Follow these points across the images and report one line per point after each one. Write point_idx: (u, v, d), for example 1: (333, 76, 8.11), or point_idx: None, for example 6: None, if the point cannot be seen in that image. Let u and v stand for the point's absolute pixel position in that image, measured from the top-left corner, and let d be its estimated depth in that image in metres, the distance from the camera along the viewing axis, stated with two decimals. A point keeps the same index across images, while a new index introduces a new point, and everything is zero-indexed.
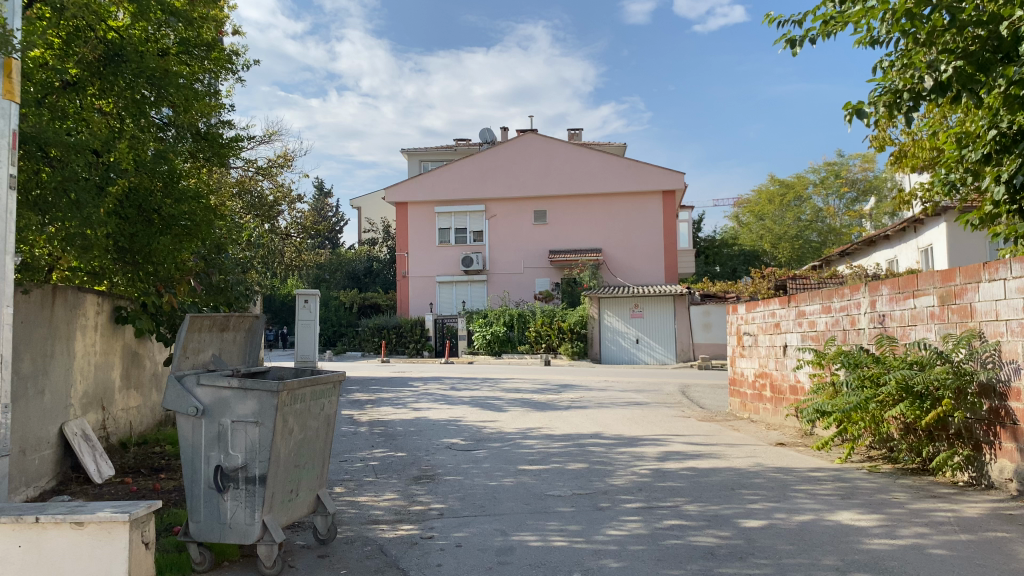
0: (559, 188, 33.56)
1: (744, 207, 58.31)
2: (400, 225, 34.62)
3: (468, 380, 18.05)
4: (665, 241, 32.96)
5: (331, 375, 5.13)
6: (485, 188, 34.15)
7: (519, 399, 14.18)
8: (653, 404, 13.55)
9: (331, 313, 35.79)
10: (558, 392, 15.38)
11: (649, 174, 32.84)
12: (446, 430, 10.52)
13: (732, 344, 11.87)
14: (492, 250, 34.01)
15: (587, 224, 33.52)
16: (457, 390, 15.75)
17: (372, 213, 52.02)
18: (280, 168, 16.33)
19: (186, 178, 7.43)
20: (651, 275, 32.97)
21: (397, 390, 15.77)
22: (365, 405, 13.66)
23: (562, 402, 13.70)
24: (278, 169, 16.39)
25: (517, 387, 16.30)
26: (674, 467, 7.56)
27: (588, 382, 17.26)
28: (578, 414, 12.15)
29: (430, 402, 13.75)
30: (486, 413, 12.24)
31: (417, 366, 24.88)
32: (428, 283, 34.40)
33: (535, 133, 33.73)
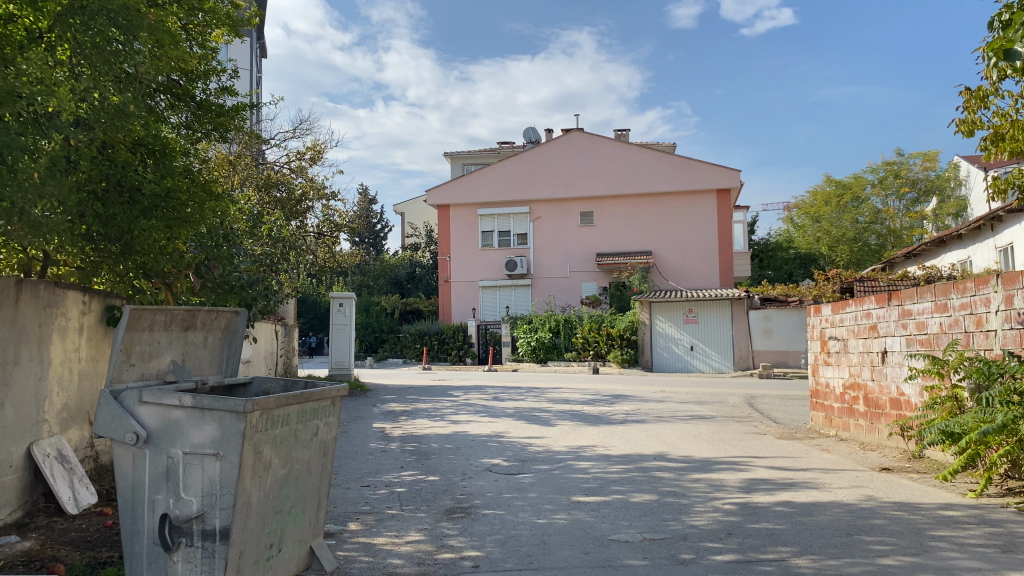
0: (607, 188, 32.10)
1: (799, 208, 56.06)
2: (443, 228, 33.58)
3: (513, 389, 16.75)
4: (719, 243, 31.26)
5: (328, 389, 3.86)
6: (529, 189, 32.87)
7: (569, 411, 12.82)
8: (720, 418, 12.08)
9: (373, 319, 34.92)
10: (611, 403, 13.99)
11: (702, 172, 31.17)
12: (487, 448, 9.23)
13: (814, 351, 10.41)
14: (537, 254, 32.71)
15: (636, 226, 32.00)
16: (500, 401, 14.45)
17: (415, 218, 51.14)
18: (309, 162, 15.24)
19: (179, 154, 6.35)
20: (705, 279, 31.30)
21: (436, 400, 14.54)
22: (399, 416, 12.45)
23: (617, 415, 12.30)
24: (308, 163, 15.31)
25: (566, 397, 14.95)
26: (765, 500, 6.12)
27: (643, 393, 15.83)
28: (637, 430, 10.74)
29: (469, 413, 12.50)
30: (532, 427, 10.94)
31: (460, 374, 23.74)
32: (471, 288, 33.26)
33: (581, 131, 32.39)
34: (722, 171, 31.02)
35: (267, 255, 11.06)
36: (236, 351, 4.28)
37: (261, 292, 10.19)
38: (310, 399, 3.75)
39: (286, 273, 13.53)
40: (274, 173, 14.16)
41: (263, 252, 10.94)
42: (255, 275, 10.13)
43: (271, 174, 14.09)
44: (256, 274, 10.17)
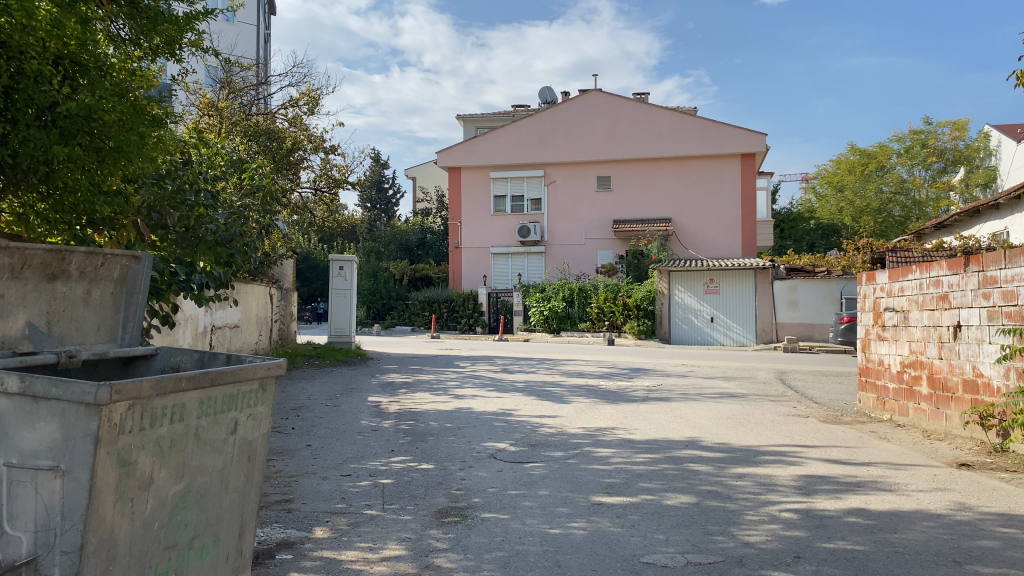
0: (626, 151, 30.65)
1: (821, 177, 54.32)
2: (453, 191, 32.35)
3: (524, 360, 15.65)
4: (742, 211, 29.87)
5: (252, 370, 2.68)
6: (544, 151, 31.45)
7: (585, 386, 11.68)
8: (752, 396, 10.90)
9: (380, 285, 33.80)
10: (630, 377, 12.85)
11: (725, 136, 29.66)
12: (492, 428, 8.10)
13: (866, 324, 9.21)
14: (551, 220, 31.42)
15: (656, 191, 30.62)
16: (509, 373, 13.33)
17: (426, 182, 49.88)
18: (304, 109, 13.96)
19: (117, 70, 5.15)
20: (727, 248, 30.01)
21: (440, 371, 13.44)
22: (397, 389, 11.36)
23: (637, 392, 11.15)
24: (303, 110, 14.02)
25: (580, 371, 13.82)
26: (832, 507, 4.94)
27: (663, 366, 14.68)
28: (662, 409, 9.57)
29: (474, 387, 11.38)
30: (543, 404, 9.81)
31: (468, 343, 22.67)
32: (482, 254, 32.07)
33: (601, 90, 30.86)
34: (747, 135, 29.49)
35: (245, 206, 9.84)
36: (134, 315, 3.36)
37: (238, 244, 9.03)
38: (222, 382, 2.56)
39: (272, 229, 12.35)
40: (265, 120, 12.89)
41: (236, 197, 9.71)
42: (232, 226, 8.97)
43: (261, 121, 12.82)
44: (232, 224, 8.98)
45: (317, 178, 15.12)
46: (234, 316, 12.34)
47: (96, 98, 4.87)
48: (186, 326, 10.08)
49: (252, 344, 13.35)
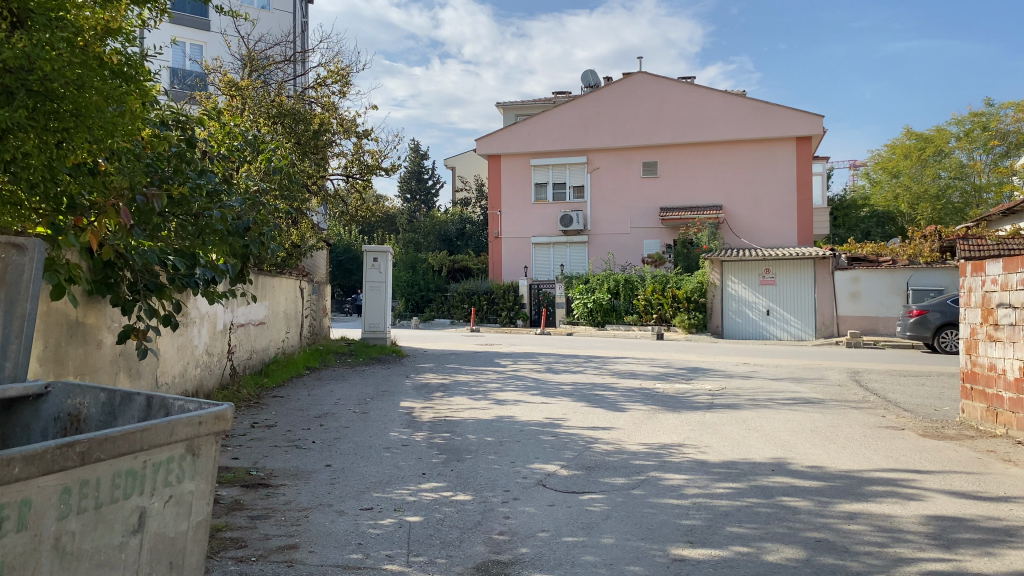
0: (673, 135, 29.26)
1: (875, 163, 52.21)
2: (493, 180, 31.36)
3: (570, 357, 14.59)
4: (798, 197, 28.34)
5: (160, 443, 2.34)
6: (587, 137, 30.21)
7: (640, 390, 10.55)
8: (831, 403, 9.66)
9: (419, 277, 32.91)
10: (689, 380, 11.69)
11: (779, 118, 28.13)
12: (540, 444, 7.02)
13: (973, 322, 7.92)
14: (594, 208, 30.21)
15: (705, 178, 29.21)
16: (555, 374, 12.25)
17: (466, 171, 48.82)
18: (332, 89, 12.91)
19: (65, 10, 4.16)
20: (781, 237, 28.52)
21: (480, 370, 12.42)
22: (433, 392, 10.35)
23: (699, 398, 9.99)
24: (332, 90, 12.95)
25: (633, 370, 12.69)
26: (989, 570, 3.76)
27: (722, 366, 13.48)
28: (731, 420, 8.42)
29: (517, 390, 10.34)
30: (596, 412, 8.72)
31: (509, 337, 21.65)
32: (523, 245, 31.01)
33: (646, 73, 29.55)
34: (803, 117, 27.93)
35: (262, 193, 8.88)
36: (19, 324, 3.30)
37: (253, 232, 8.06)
38: (102, 460, 2.17)
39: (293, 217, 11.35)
40: (291, 101, 11.87)
41: (251, 180, 8.77)
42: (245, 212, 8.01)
43: (286, 100, 11.86)
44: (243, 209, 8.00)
45: (346, 162, 14.09)
46: (258, 311, 11.43)
47: (35, 45, 3.90)
48: (201, 325, 9.15)
49: (280, 341, 12.45)
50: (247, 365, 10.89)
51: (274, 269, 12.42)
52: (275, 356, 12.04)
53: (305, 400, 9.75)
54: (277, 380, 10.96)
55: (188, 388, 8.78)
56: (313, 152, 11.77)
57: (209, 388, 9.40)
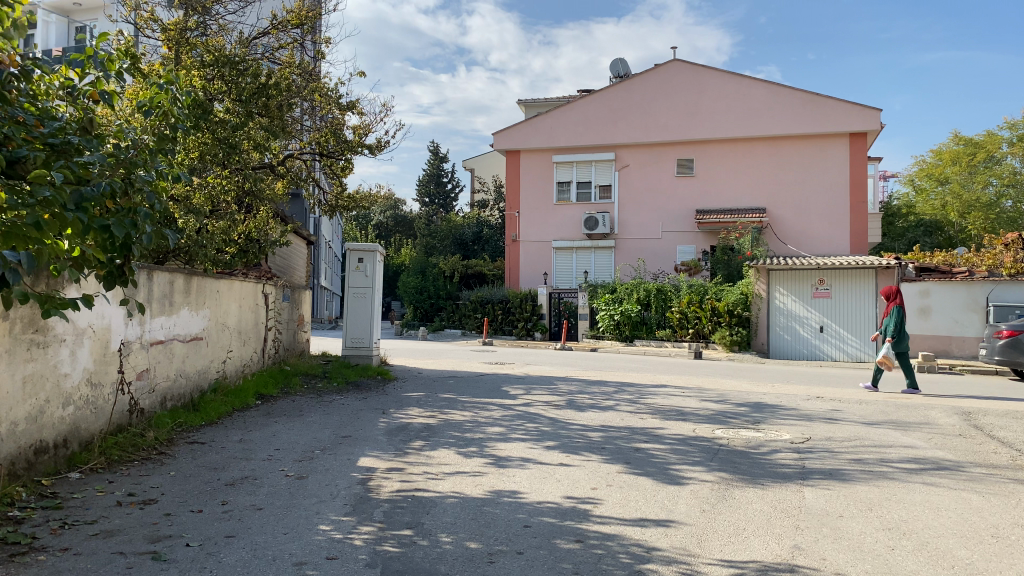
0: (712, 129, 26.31)
1: (919, 169, 48.67)
2: (511, 178, 28.58)
3: (597, 384, 11.70)
4: (850, 199, 25.48)
5: None
6: (616, 131, 27.29)
7: (696, 443, 7.64)
8: (977, 471, 6.70)
9: (428, 283, 30.11)
10: (757, 425, 8.78)
11: (830, 111, 25.30)
12: (560, 565, 4.15)
13: None
14: (622, 210, 27.30)
15: (747, 177, 26.27)
16: (579, 410, 9.39)
17: (485, 173, 46.10)
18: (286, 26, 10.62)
19: None
20: (832, 244, 25.64)
21: (481, 403, 9.56)
22: (413, 439, 7.53)
23: (783, 459, 7.08)
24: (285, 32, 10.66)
25: (680, 407, 9.79)
26: None
27: (790, 403, 10.54)
28: (849, 506, 5.52)
29: (526, 438, 7.51)
30: (643, 486, 5.85)
31: (524, 353, 18.85)
32: (543, 249, 28.19)
33: (682, 61, 26.63)
34: (857, 110, 25.05)
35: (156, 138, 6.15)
36: None
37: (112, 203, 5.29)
38: None
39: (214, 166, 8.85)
40: (240, 50, 9.61)
41: (127, 131, 6.13)
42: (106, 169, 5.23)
43: (227, 47, 9.61)
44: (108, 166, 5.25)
45: (316, 135, 11.44)
46: (189, 323, 8.73)
47: None
48: (76, 345, 6.39)
49: (227, 359, 9.73)
50: (168, 399, 8.12)
51: (216, 271, 9.66)
52: (216, 382, 9.32)
53: (230, 452, 6.96)
54: (206, 420, 8.20)
55: (47, 439, 5.97)
56: (263, 113, 9.33)
57: (91, 433, 6.61)
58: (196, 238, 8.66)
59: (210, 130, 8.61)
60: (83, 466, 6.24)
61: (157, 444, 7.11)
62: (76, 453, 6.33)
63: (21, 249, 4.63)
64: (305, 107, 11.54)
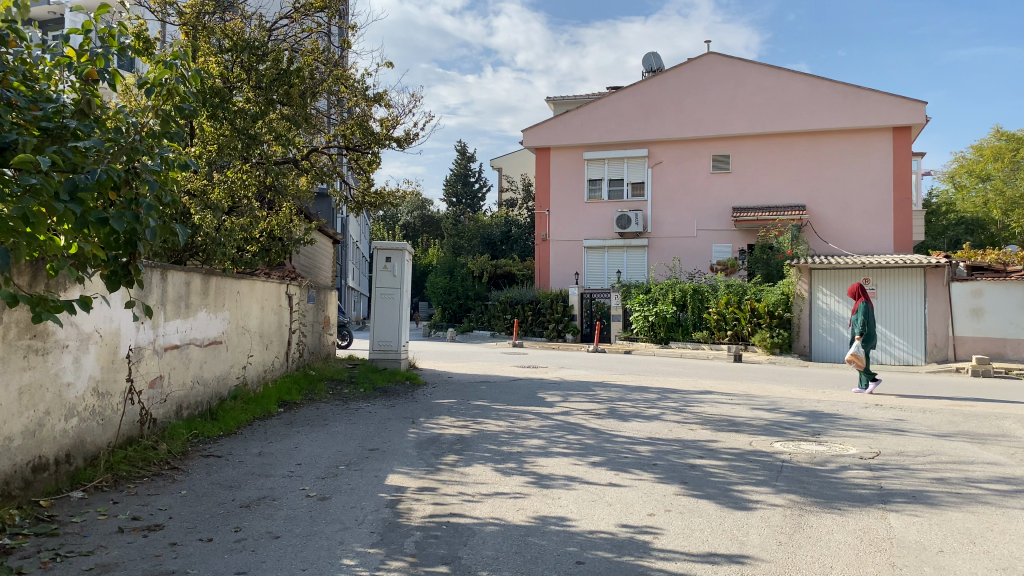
0: (749, 123, 25.47)
1: (959, 165, 47.16)
2: (541, 175, 27.94)
3: (638, 391, 11.02)
4: (894, 196, 24.52)
5: None
6: (649, 127, 26.54)
7: (756, 459, 6.95)
8: None
9: (456, 283, 29.55)
10: (818, 437, 8.07)
11: (873, 104, 24.31)
12: None
13: None
14: (656, 208, 26.54)
15: (785, 173, 25.40)
16: (623, 420, 8.74)
17: (513, 171, 45.46)
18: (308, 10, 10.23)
19: None
20: (875, 242, 24.72)
21: (516, 411, 8.94)
22: (446, 453, 6.93)
23: (857, 478, 6.37)
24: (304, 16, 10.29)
25: (730, 417, 9.10)
26: None
27: (847, 411, 9.80)
28: (946, 537, 4.82)
29: (569, 453, 6.88)
30: (707, 512, 5.20)
31: (556, 356, 18.17)
32: (574, 248, 27.51)
33: (718, 54, 25.84)
34: (902, 103, 24.06)
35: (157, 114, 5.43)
36: None
37: (110, 191, 4.71)
38: None
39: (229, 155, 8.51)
40: (260, 34, 9.16)
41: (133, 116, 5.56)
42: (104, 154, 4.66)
43: (247, 32, 9.23)
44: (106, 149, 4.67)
45: (341, 127, 10.89)
46: (207, 326, 8.19)
47: None
48: (80, 351, 5.86)
49: (248, 364, 9.21)
50: (184, 408, 7.61)
51: (237, 270, 9.15)
52: (236, 388, 8.80)
53: (247, 468, 6.39)
54: (224, 431, 7.66)
55: (47, 454, 5.44)
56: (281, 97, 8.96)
57: (98, 447, 6.07)
58: (215, 235, 8.14)
59: (229, 119, 8.19)
60: (87, 484, 5.70)
61: (170, 459, 6.57)
62: (80, 470, 5.80)
63: (1, 243, 4.07)
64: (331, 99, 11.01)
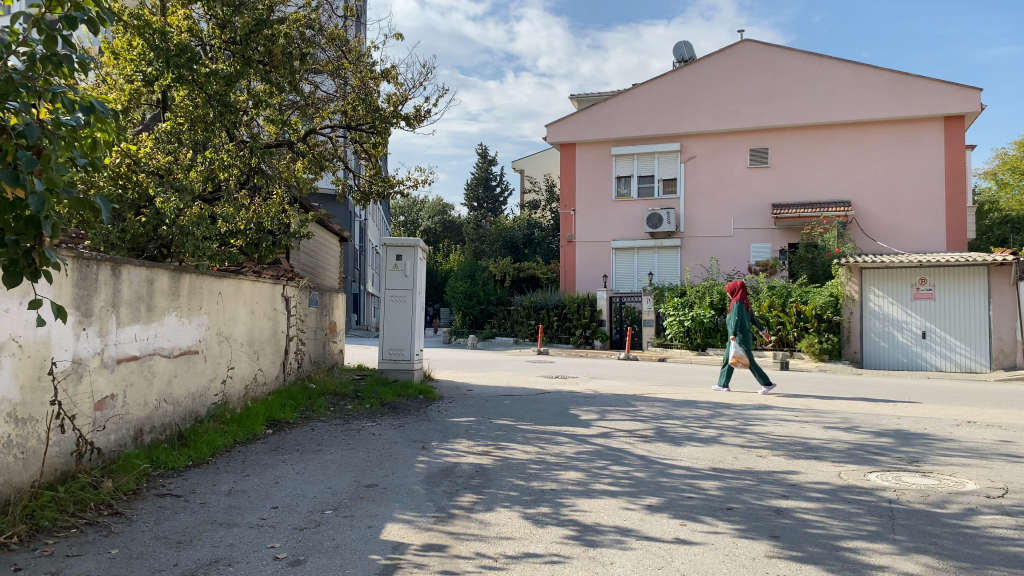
0: (789, 114, 23.90)
1: (1001, 162, 44.95)
2: (567, 173, 26.51)
3: (687, 406, 9.52)
4: (946, 190, 22.81)
5: None
6: (681, 119, 25.03)
7: (855, 499, 5.44)
8: None
9: (477, 287, 28.24)
10: (921, 467, 6.52)
11: (923, 92, 22.66)
12: None
13: None
14: (689, 206, 25.01)
15: (829, 166, 23.78)
16: (676, 444, 7.24)
17: (536, 172, 44.04)
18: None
19: None
20: (926, 239, 23.03)
21: (547, 434, 7.48)
22: (460, 491, 5.48)
23: (1000, 528, 4.83)
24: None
25: (804, 441, 7.57)
26: None
27: (940, 430, 8.23)
28: None
29: (616, 492, 5.41)
30: None
31: (587, 364, 16.70)
32: (602, 250, 26.02)
33: (753, 42, 24.34)
34: (954, 91, 22.40)
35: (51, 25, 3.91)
36: None
37: None
38: None
39: (203, 128, 7.33)
40: None
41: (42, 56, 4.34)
42: None
43: None
44: None
45: (344, 104, 9.57)
46: (178, 333, 6.84)
47: None
48: None
49: (231, 378, 7.83)
50: (145, 432, 6.27)
51: (217, 267, 7.81)
52: (214, 407, 7.43)
53: (206, 515, 4.98)
54: (192, 462, 6.29)
55: None
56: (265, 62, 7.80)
57: (12, 489, 4.71)
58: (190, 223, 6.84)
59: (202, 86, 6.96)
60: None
61: (114, 501, 5.19)
62: None
63: None
64: (333, 80, 9.82)
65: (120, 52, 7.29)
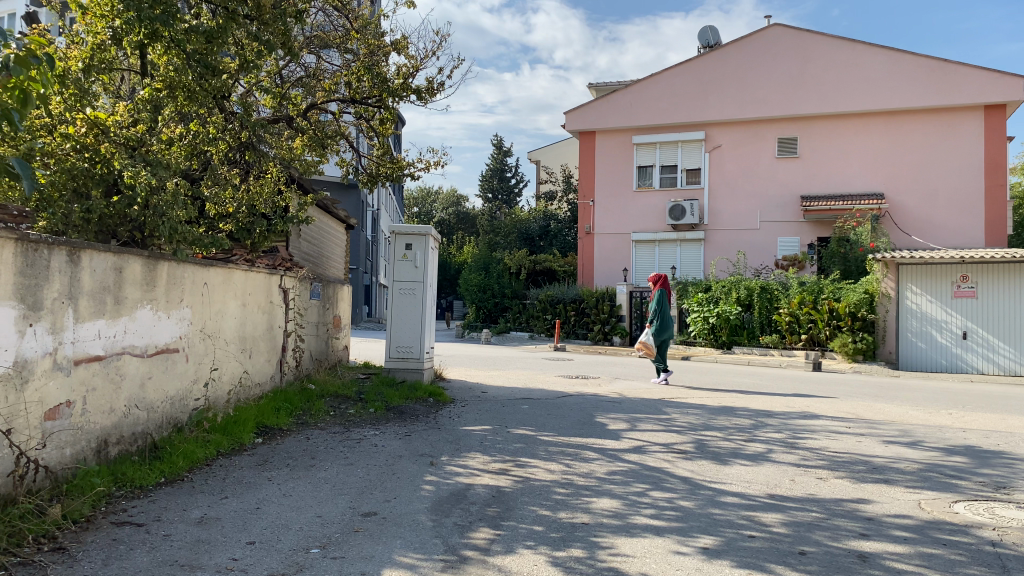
0: (820, 102, 22.82)
1: None
2: (586, 162, 25.54)
3: (725, 415, 8.58)
4: (986, 182, 21.67)
5: None
6: (706, 107, 23.99)
7: (950, 541, 4.49)
8: None
9: (492, 279, 27.36)
10: (1014, 496, 5.55)
11: (962, 79, 21.54)
12: None
13: None
14: (714, 197, 24.00)
15: (861, 157, 22.69)
16: (721, 462, 6.31)
17: (552, 163, 43.01)
18: None
19: None
20: (964, 234, 21.92)
21: (573, 448, 6.57)
22: (474, 524, 4.57)
23: None
24: None
25: (867, 459, 6.61)
26: None
27: (1017, 447, 7.25)
28: None
29: (661, 528, 4.49)
30: None
31: (608, 363, 15.76)
32: (622, 242, 25.06)
33: (783, 26, 23.26)
34: (995, 78, 21.25)
35: None
36: None
37: None
38: None
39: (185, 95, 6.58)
40: None
41: None
42: None
43: None
44: None
45: (349, 73, 8.66)
46: (153, 329, 5.98)
47: None
48: None
49: (216, 378, 6.98)
50: (111, 444, 5.42)
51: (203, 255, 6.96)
52: (197, 413, 6.58)
53: (166, 554, 4.10)
54: (163, 480, 5.43)
55: None
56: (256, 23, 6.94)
57: None
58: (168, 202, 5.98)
59: None
60: None
61: (59, 533, 4.32)
62: None
63: None
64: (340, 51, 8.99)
65: (90, 7, 6.44)
